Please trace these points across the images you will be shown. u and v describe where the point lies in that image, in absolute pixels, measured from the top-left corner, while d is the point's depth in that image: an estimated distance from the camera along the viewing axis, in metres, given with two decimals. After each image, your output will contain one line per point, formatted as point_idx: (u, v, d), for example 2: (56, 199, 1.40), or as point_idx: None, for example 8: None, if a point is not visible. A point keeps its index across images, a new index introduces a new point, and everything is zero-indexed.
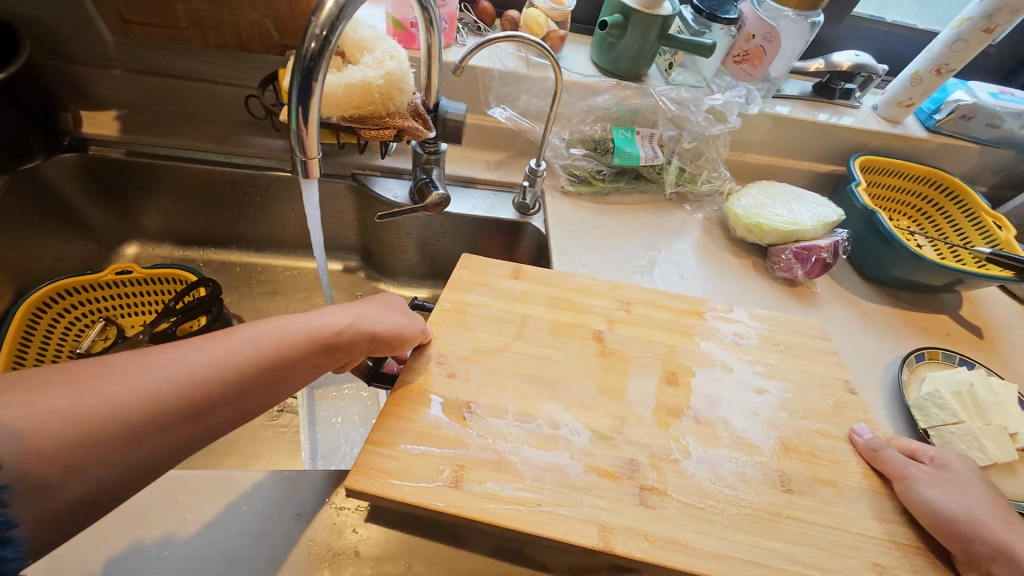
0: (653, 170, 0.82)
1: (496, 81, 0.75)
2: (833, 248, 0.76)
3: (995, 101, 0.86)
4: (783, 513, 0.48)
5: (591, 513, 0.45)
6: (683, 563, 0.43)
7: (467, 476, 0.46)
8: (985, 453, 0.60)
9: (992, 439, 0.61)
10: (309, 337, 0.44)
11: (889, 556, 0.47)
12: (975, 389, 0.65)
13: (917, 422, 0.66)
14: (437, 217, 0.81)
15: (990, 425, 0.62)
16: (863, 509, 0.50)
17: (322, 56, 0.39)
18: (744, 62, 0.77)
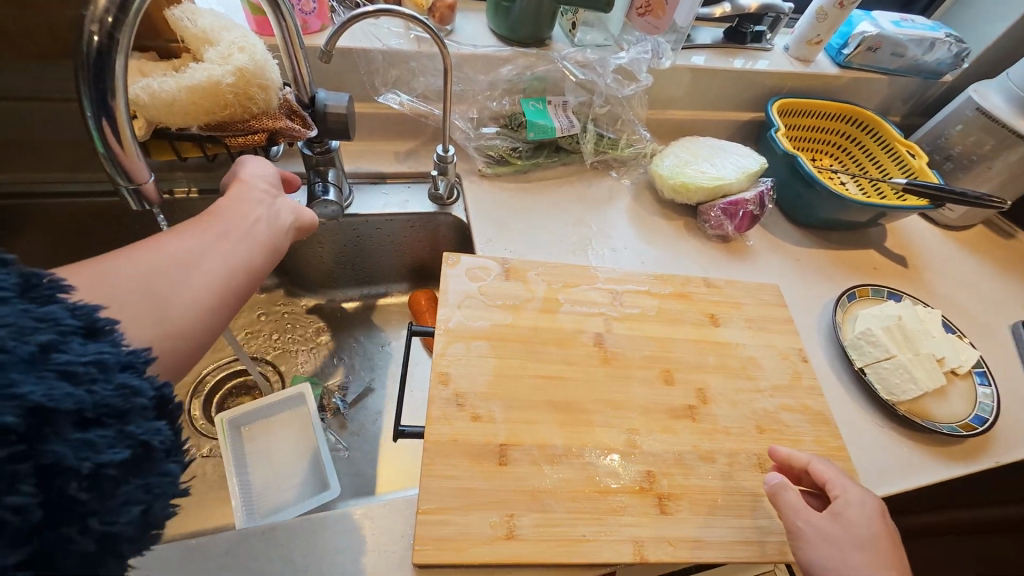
0: (571, 140, 0.78)
1: (381, 62, 0.68)
2: (759, 198, 0.74)
3: (895, 30, 0.86)
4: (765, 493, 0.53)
5: (628, 532, 0.48)
6: (701, 557, 0.48)
7: (518, 523, 0.47)
8: (917, 383, 0.63)
9: (921, 368, 0.64)
10: (238, 227, 0.45)
11: None
12: (904, 322, 0.66)
13: (852, 360, 0.67)
14: (348, 221, 0.74)
15: (918, 354, 0.64)
16: None
17: (111, 56, 0.32)
18: (648, 14, 0.71)
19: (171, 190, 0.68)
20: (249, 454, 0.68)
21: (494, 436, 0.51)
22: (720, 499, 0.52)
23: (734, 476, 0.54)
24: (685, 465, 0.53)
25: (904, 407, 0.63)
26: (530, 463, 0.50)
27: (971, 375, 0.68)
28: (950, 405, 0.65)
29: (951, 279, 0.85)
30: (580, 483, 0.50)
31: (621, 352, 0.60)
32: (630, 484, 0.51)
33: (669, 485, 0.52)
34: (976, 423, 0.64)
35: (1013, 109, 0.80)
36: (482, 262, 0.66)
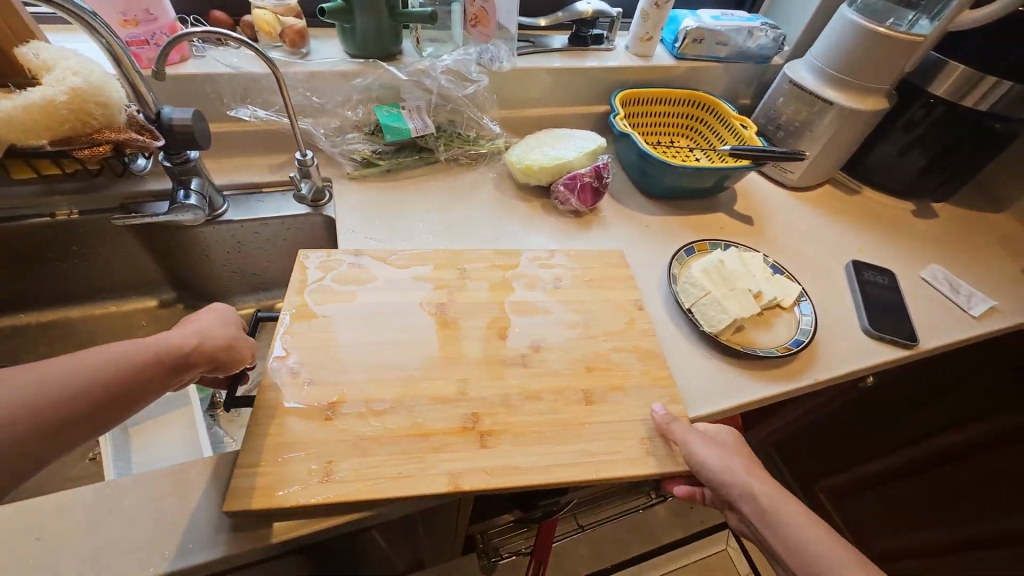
0: (428, 140, 0.86)
1: (227, 83, 0.75)
2: (596, 172, 0.83)
3: (714, 24, 0.98)
4: (586, 422, 0.59)
5: (445, 465, 0.53)
6: (514, 480, 0.53)
7: (340, 466, 0.52)
8: (730, 313, 0.69)
9: (736, 301, 0.71)
10: (106, 396, 0.43)
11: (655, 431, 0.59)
12: (722, 264, 0.74)
13: (681, 300, 0.74)
14: (226, 228, 0.81)
15: (734, 290, 0.72)
16: (645, 401, 0.62)
17: None
18: (477, 25, 0.83)
19: (53, 213, 0.74)
20: (135, 447, 0.73)
21: (324, 398, 0.56)
22: (538, 430, 0.57)
23: (558, 411, 0.60)
24: (508, 403, 0.59)
25: (726, 337, 0.70)
26: (358, 416, 0.56)
27: (794, 306, 0.76)
28: (774, 334, 0.73)
29: (792, 232, 0.94)
30: (404, 429, 0.55)
31: (461, 316, 0.67)
32: (453, 425, 0.56)
33: (493, 423, 0.57)
34: (796, 345, 0.71)
35: (817, 79, 0.91)
36: (333, 256, 0.72)
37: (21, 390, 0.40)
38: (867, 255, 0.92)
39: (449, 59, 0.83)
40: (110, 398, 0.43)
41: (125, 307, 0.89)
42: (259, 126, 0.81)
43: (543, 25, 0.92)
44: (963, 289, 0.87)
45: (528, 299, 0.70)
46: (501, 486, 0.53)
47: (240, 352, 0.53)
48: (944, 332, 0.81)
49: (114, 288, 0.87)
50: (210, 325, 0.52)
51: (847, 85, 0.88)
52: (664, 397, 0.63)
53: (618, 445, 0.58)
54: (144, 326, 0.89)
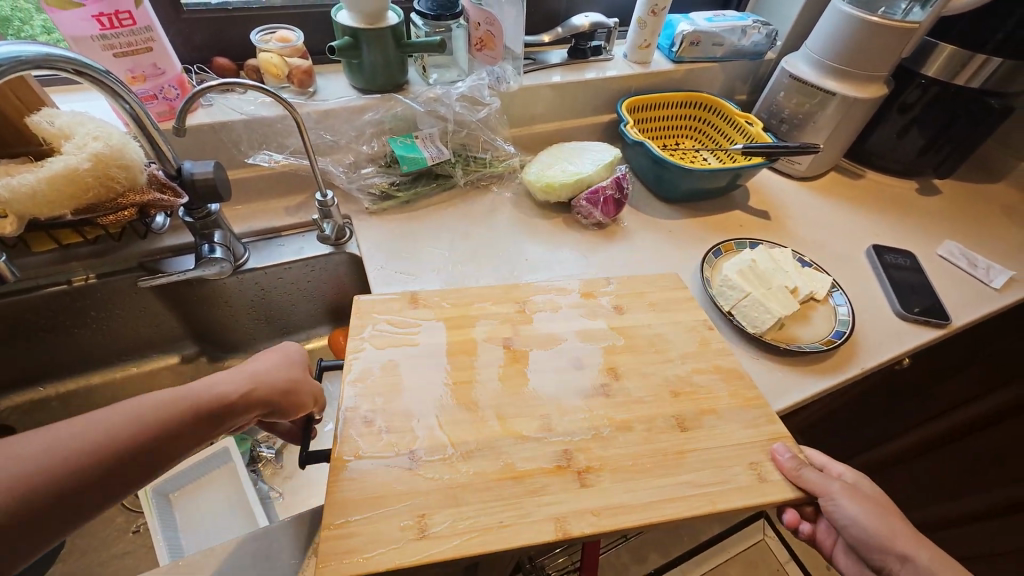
0: (445, 166, 0.86)
1: (243, 129, 0.74)
2: (616, 183, 0.83)
3: (709, 26, 1.00)
4: (687, 451, 0.61)
5: (550, 511, 0.54)
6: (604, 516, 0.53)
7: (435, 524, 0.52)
8: (772, 313, 0.71)
9: (775, 299, 0.72)
10: (185, 431, 0.42)
11: None
12: (754, 267, 0.75)
13: (720, 304, 0.75)
14: (248, 277, 0.78)
15: (771, 289, 0.73)
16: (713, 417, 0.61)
17: None
18: (484, 49, 0.82)
19: (69, 280, 0.72)
20: (180, 516, 0.70)
21: (402, 447, 0.57)
22: (620, 467, 0.59)
23: (651, 440, 0.62)
24: (603, 437, 0.61)
25: (770, 338, 0.72)
26: (445, 466, 0.56)
27: (829, 298, 0.77)
28: (811, 330, 0.74)
29: (808, 223, 0.95)
30: (496, 472, 0.57)
31: (513, 337, 0.70)
32: (547, 465, 0.58)
33: (588, 459, 0.59)
34: (835, 338, 0.72)
35: (816, 72, 0.93)
36: (388, 298, 0.72)
37: (105, 419, 0.39)
38: (883, 238, 0.94)
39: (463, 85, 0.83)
40: (187, 434, 0.42)
41: (148, 368, 0.86)
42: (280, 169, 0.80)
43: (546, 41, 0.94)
44: (981, 263, 0.89)
45: None
46: (616, 524, 0.54)
47: (302, 396, 0.54)
48: (970, 308, 0.82)
49: (133, 349, 0.84)
50: (272, 368, 0.53)
51: (847, 75, 0.90)
52: (759, 418, 0.64)
53: (718, 472, 0.59)
54: (168, 386, 0.86)
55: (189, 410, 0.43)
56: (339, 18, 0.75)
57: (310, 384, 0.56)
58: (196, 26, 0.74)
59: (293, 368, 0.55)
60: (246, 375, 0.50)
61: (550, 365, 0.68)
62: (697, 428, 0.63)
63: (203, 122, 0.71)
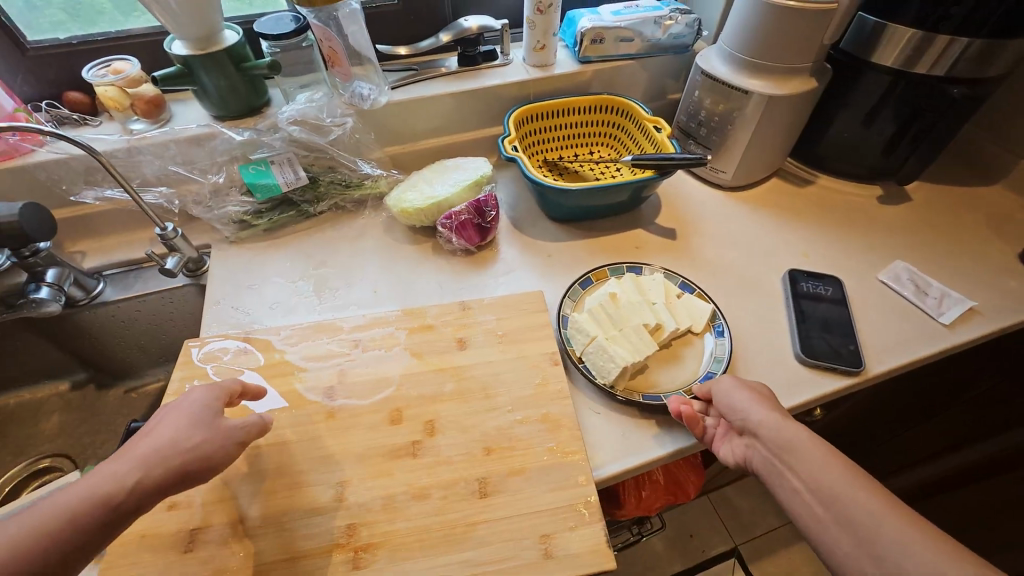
0: (304, 192, 0.81)
1: (63, 170, 0.71)
2: (474, 208, 0.76)
3: (614, 20, 0.88)
4: (478, 521, 0.50)
5: None
6: None
7: None
8: (617, 361, 0.60)
9: (626, 343, 0.62)
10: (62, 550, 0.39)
11: (518, 524, 0.50)
12: (612, 303, 0.65)
13: (568, 347, 0.65)
14: (106, 311, 0.79)
15: (624, 331, 0.63)
16: (518, 492, 0.52)
17: None
18: (333, 65, 0.78)
19: None
20: None
21: (187, 522, 0.50)
22: (394, 539, 0.49)
23: (445, 510, 0.51)
24: (394, 508, 0.51)
25: (622, 389, 0.61)
26: (219, 543, 0.49)
27: (709, 330, 0.66)
28: (677, 375, 0.63)
29: (723, 241, 0.82)
30: (271, 555, 0.49)
31: (338, 387, 0.61)
32: (326, 543, 0.49)
33: (372, 534, 0.50)
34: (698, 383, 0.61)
35: (732, 69, 0.79)
36: (221, 342, 0.66)
37: (64, 506, 0.40)
38: (813, 259, 0.79)
39: (292, 109, 0.78)
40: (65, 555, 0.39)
41: (37, 395, 0.89)
42: (109, 207, 0.77)
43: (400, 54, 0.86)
44: (933, 290, 0.73)
45: (392, 363, 0.63)
46: None
47: (211, 465, 0.46)
48: (903, 349, 0.67)
49: (18, 379, 0.86)
50: (168, 442, 0.45)
51: (761, 70, 0.77)
52: (571, 477, 0.53)
53: (510, 549, 0.48)
54: (50, 412, 0.88)
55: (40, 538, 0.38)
56: (171, 47, 0.72)
57: (242, 435, 0.49)
58: (44, 62, 0.74)
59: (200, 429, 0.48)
60: (141, 458, 0.44)
61: (365, 420, 0.58)
62: (500, 493, 0.52)
63: (29, 164, 0.69)
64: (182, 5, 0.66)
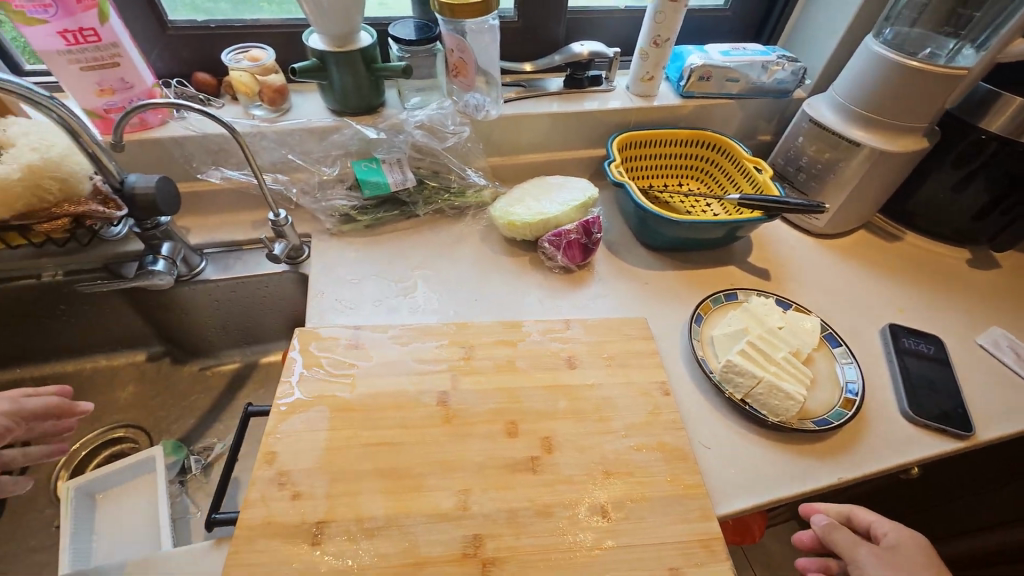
0: (410, 194, 0.83)
1: (196, 146, 0.73)
2: (583, 228, 0.77)
3: (723, 59, 0.90)
4: (604, 545, 0.50)
5: None
6: None
7: None
8: (792, 397, 0.60)
9: (787, 378, 0.62)
10: None
11: (644, 553, 0.49)
12: (751, 340, 0.64)
13: (718, 382, 0.64)
14: (203, 289, 0.80)
15: (779, 365, 0.63)
16: (642, 521, 0.51)
17: None
18: (458, 75, 0.80)
19: (39, 275, 0.76)
20: (98, 516, 0.72)
21: (311, 514, 0.50)
22: (520, 556, 0.49)
23: (570, 531, 0.50)
24: (517, 523, 0.51)
25: (796, 423, 0.61)
26: (344, 540, 0.49)
27: (825, 342, 0.70)
28: (825, 392, 0.65)
29: (815, 286, 0.83)
30: (398, 557, 0.48)
31: (451, 392, 0.61)
32: (452, 551, 0.49)
33: (497, 547, 0.49)
34: (852, 395, 0.64)
35: (842, 119, 0.81)
36: (331, 331, 0.67)
37: None
38: (908, 315, 0.79)
39: (422, 114, 0.81)
40: None
41: (114, 362, 0.89)
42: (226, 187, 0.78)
43: (529, 70, 0.88)
44: None
45: (502, 375, 0.63)
46: None
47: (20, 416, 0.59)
48: (1009, 418, 0.66)
49: (100, 344, 0.87)
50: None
51: (876, 124, 0.78)
52: (692, 511, 0.53)
53: None
54: (127, 382, 0.88)
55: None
56: (309, 40, 0.74)
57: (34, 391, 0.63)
58: (181, 42, 0.76)
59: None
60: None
61: (481, 430, 0.58)
62: (622, 519, 0.51)
63: (163, 138, 0.71)
64: (332, 4, 0.68)
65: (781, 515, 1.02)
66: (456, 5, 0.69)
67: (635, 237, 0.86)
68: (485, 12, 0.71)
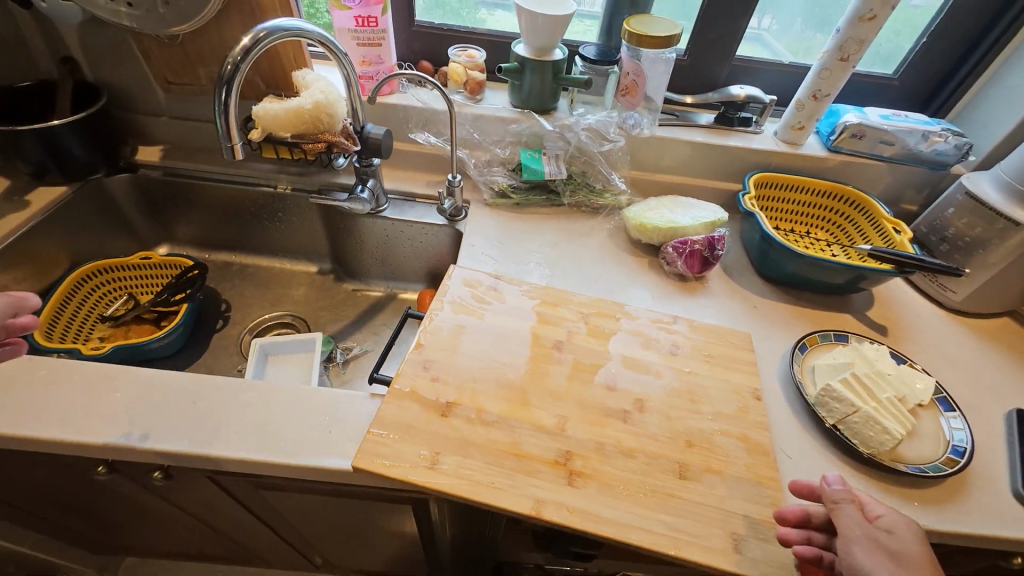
0: (558, 184, 0.97)
1: (416, 113, 0.96)
2: (708, 241, 0.85)
3: (881, 122, 0.93)
4: (676, 495, 0.56)
5: (532, 492, 0.55)
6: (563, 514, 0.54)
7: (441, 460, 0.57)
8: (889, 432, 0.61)
9: (888, 415, 0.64)
10: None
11: (712, 513, 0.55)
12: (856, 372, 0.67)
13: (814, 402, 0.67)
14: (379, 224, 1.00)
15: (881, 402, 0.65)
16: (716, 490, 0.57)
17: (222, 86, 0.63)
18: (626, 95, 0.93)
19: (275, 186, 1.01)
20: (267, 373, 0.92)
21: (444, 395, 0.63)
22: (602, 479, 0.57)
23: (648, 474, 0.58)
24: (604, 453, 0.59)
25: (888, 461, 0.62)
26: (466, 420, 0.61)
27: (938, 404, 0.69)
28: (927, 446, 0.65)
29: (938, 355, 0.81)
30: (504, 446, 0.59)
31: (565, 343, 0.72)
32: (548, 456, 0.58)
33: (584, 466, 0.58)
34: (957, 456, 0.63)
35: (1004, 197, 0.80)
36: (477, 274, 0.81)
37: None
38: None
39: (589, 119, 0.95)
40: None
41: (296, 268, 1.13)
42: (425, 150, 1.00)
43: (688, 102, 0.99)
44: None
45: (610, 342, 0.73)
46: (582, 531, 0.53)
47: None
48: None
49: (292, 250, 1.12)
50: None
51: None
52: (764, 497, 0.57)
53: (702, 531, 0.54)
54: (300, 284, 1.12)
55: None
56: (516, 48, 0.92)
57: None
58: (420, 37, 0.99)
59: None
60: None
61: (585, 377, 0.67)
62: (698, 482, 0.58)
63: (393, 103, 0.95)
64: (545, 24, 0.84)
65: None
66: (643, 36, 0.82)
67: (754, 265, 0.91)
68: (665, 45, 0.84)
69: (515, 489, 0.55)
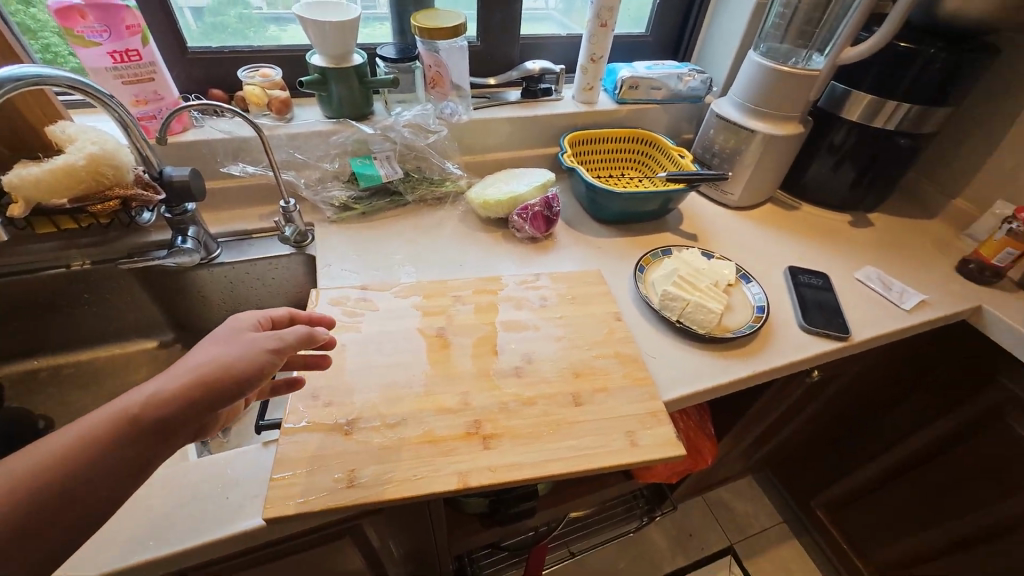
0: (398, 184, 0.98)
1: (222, 144, 0.89)
2: (545, 202, 0.94)
3: (647, 72, 1.12)
4: (576, 420, 0.64)
5: (454, 467, 0.58)
6: (487, 475, 0.58)
7: (357, 476, 0.57)
8: (713, 311, 0.77)
9: (710, 300, 0.80)
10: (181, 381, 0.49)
11: (607, 423, 0.64)
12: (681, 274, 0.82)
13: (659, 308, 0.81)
14: (217, 272, 0.91)
15: (703, 291, 0.81)
16: (605, 403, 0.66)
17: None
18: (435, 86, 0.98)
19: (68, 264, 0.84)
20: None
21: (342, 415, 0.62)
22: (512, 432, 0.62)
23: (548, 413, 0.65)
24: (508, 410, 0.64)
25: (718, 334, 0.78)
26: (371, 430, 0.61)
27: (740, 280, 0.89)
28: (740, 314, 0.83)
29: (734, 244, 1.03)
30: (416, 439, 0.60)
31: (446, 327, 0.75)
32: (459, 431, 0.62)
33: (494, 428, 0.63)
34: (760, 313, 0.83)
35: (740, 113, 1.03)
36: (342, 291, 0.79)
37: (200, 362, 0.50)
38: (804, 261, 1.00)
39: (407, 115, 0.98)
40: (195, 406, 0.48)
41: (128, 350, 0.97)
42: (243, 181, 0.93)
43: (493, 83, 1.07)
44: (895, 286, 0.94)
45: (487, 313, 0.78)
46: (507, 482, 0.58)
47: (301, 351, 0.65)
48: (878, 325, 0.87)
49: (115, 332, 0.95)
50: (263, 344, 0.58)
51: (765, 115, 1.00)
52: (641, 394, 0.68)
53: (603, 440, 0.63)
54: (141, 367, 0.97)
55: (157, 408, 0.47)
56: (311, 59, 0.89)
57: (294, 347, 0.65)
58: (198, 64, 0.91)
59: (216, 342, 0.52)
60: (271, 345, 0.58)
61: (474, 352, 0.72)
62: (590, 403, 0.66)
63: (192, 140, 0.86)
64: (333, 30, 0.83)
65: (731, 450, 1.18)
66: (434, 30, 0.87)
67: (589, 213, 1.04)
68: (456, 34, 0.90)
69: (438, 471, 0.58)
